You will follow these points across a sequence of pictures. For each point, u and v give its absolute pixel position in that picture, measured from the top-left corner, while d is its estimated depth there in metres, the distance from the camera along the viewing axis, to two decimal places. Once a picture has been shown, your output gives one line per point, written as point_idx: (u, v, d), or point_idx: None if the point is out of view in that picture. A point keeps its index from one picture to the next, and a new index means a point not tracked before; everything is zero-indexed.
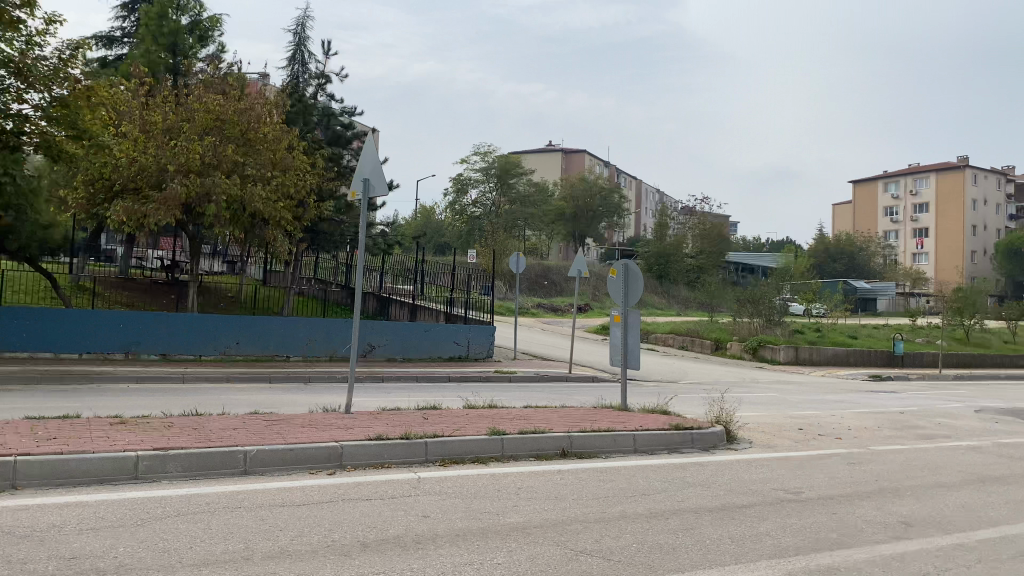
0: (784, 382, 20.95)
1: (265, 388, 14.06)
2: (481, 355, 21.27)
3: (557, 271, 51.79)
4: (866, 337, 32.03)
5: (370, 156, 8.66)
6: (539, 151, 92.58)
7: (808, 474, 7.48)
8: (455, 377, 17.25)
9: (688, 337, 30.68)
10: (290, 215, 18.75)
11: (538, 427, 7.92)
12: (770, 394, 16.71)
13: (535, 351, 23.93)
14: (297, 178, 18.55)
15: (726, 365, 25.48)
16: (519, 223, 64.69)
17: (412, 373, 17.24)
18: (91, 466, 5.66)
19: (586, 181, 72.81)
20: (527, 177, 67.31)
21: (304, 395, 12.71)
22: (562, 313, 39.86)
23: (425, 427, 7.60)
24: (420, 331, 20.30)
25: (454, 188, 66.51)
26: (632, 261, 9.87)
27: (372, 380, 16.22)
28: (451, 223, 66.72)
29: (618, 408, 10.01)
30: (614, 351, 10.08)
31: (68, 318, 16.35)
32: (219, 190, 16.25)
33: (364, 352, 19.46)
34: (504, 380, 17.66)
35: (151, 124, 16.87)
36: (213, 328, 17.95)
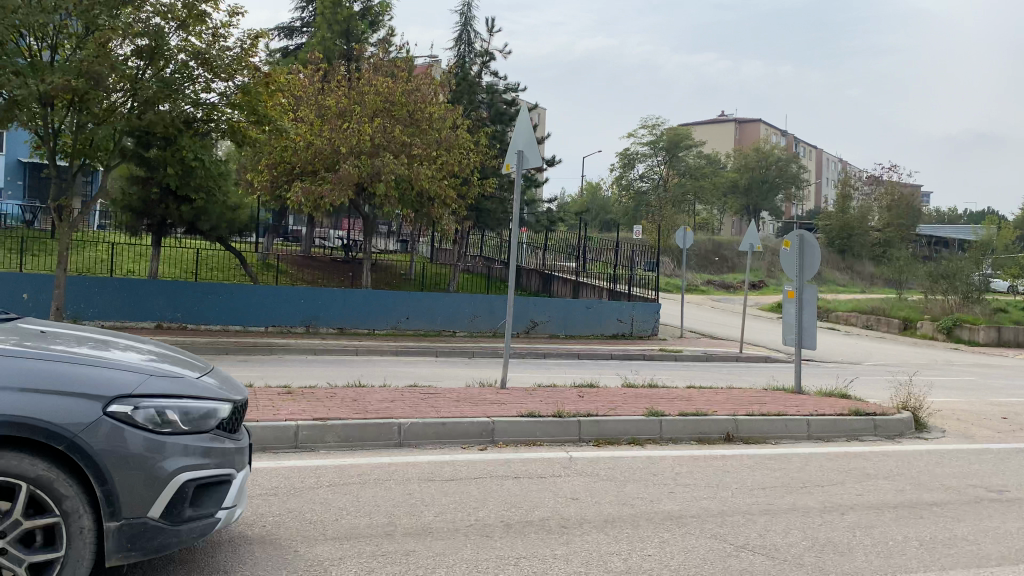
0: (984, 365, 19.00)
1: (431, 363, 14.38)
2: (645, 332, 20.80)
3: (728, 246, 49.96)
4: None
5: (525, 127, 8.47)
6: (710, 122, 89.51)
7: (1013, 471, 6.59)
8: (619, 355, 16.91)
9: (872, 316, 28.60)
10: (455, 193, 19.00)
11: (699, 409, 7.48)
12: (968, 379, 15.16)
13: (704, 329, 23.10)
14: (462, 157, 18.76)
15: (915, 346, 23.50)
16: (688, 197, 62.92)
17: (575, 350, 17.06)
18: (255, 434, 5.86)
19: (760, 152, 69.60)
20: (696, 150, 65.29)
21: (467, 369, 12.86)
22: (734, 290, 38.41)
23: (581, 405, 7.36)
24: (583, 309, 20.10)
25: (621, 163, 65.63)
26: (807, 232, 9.13)
27: (534, 357, 16.21)
28: (618, 199, 65.97)
29: (790, 390, 9.32)
30: (787, 328, 9.39)
31: (254, 293, 17.48)
32: (388, 169, 16.61)
33: (528, 329, 19.57)
34: (669, 359, 17.13)
35: (325, 108, 17.59)
36: (384, 304, 18.58)
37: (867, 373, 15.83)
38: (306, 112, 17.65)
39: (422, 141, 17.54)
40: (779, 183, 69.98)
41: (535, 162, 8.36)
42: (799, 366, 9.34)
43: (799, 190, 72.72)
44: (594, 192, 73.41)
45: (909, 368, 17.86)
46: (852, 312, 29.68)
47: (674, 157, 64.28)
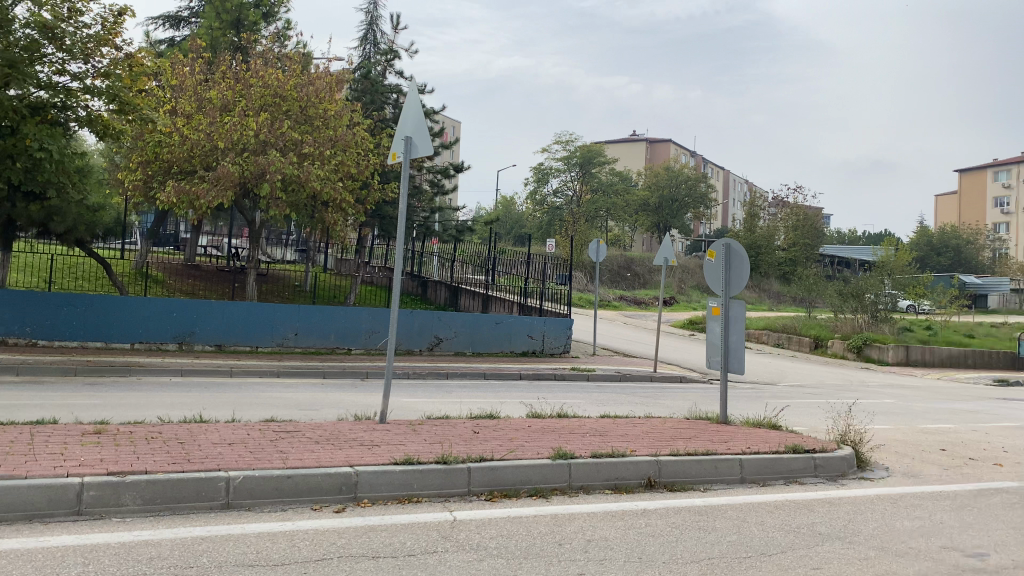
0: (898, 386, 18.58)
1: (318, 385, 12.81)
2: (556, 351, 19.62)
3: (640, 263, 49.74)
4: (985, 338, 29.01)
5: (412, 108, 7.06)
6: (622, 139, 90.07)
7: (983, 522, 5.53)
8: (528, 375, 15.66)
9: (784, 334, 28.30)
10: (352, 197, 17.48)
11: (615, 447, 6.22)
12: (888, 401, 14.53)
13: (617, 347, 22.10)
14: (360, 159, 17.29)
15: (828, 365, 23.12)
16: (601, 213, 62.69)
17: (480, 369, 15.73)
18: (19, 497, 4.28)
19: (671, 171, 70.12)
20: (609, 166, 65.29)
21: (355, 394, 11.34)
22: (645, 306, 37.90)
23: (475, 445, 6.00)
24: (491, 325, 18.80)
25: (535, 178, 64.97)
26: (734, 240, 8.04)
27: (435, 378, 14.77)
28: (531, 214, 65.24)
29: (715, 421, 8.15)
30: (711, 350, 8.23)
31: (119, 304, 15.46)
32: (274, 168, 14.96)
33: (430, 346, 18.11)
34: (581, 380, 15.99)
35: (204, 100, 15.82)
36: (271, 317, 16.84)
37: (787, 395, 15.03)
38: (183, 104, 15.85)
39: (315, 140, 16.00)
40: (689, 201, 70.61)
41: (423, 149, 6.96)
42: (725, 392, 8.15)
43: (708, 208, 73.64)
44: (507, 205, 72.55)
45: (827, 389, 17.25)
46: (764, 330, 29.35)
47: (588, 172, 64.24)
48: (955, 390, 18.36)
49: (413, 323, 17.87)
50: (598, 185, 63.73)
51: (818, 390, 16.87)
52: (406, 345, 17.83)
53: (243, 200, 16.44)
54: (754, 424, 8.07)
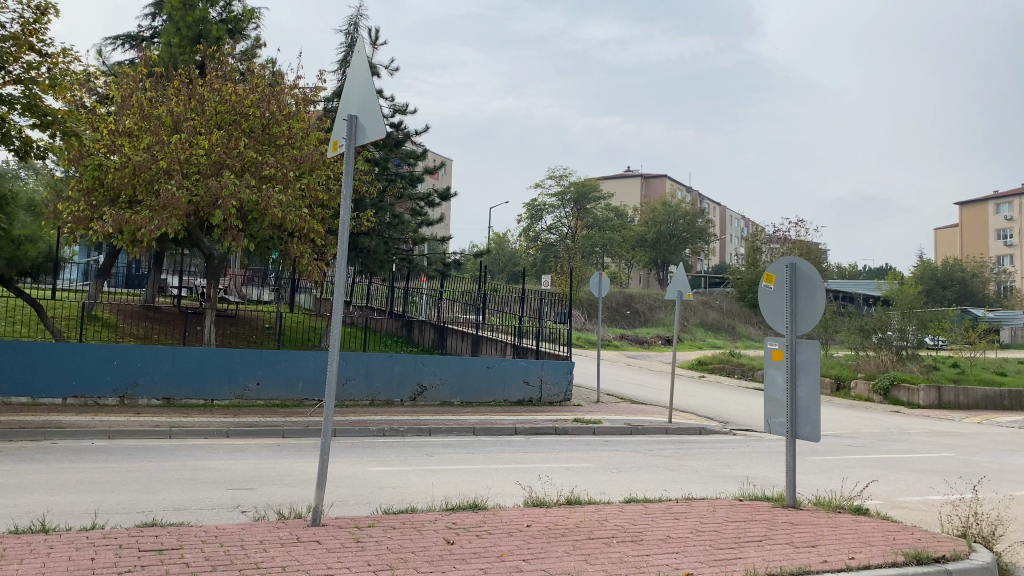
0: (942, 434, 16.40)
1: (271, 448, 10.60)
2: (555, 398, 17.45)
3: (641, 300, 47.90)
4: (1017, 377, 26.89)
5: (362, 75, 5.01)
6: (618, 176, 88.81)
7: None
8: (524, 429, 13.47)
9: None
10: (323, 227, 15.36)
11: (660, 568, 4.06)
12: (947, 456, 12.37)
13: (624, 393, 19.91)
14: (332, 181, 15.16)
15: (854, 409, 20.95)
16: (598, 249, 60.92)
17: (468, 423, 13.54)
18: None
19: (668, 206, 68.48)
20: (605, 201, 63.82)
21: (313, 463, 9.18)
22: (649, 345, 35.82)
23: (445, 573, 3.84)
24: (482, 371, 16.68)
25: (529, 214, 63.34)
26: (800, 261, 6.01)
27: (415, 435, 12.57)
28: (525, 251, 63.40)
29: (779, 505, 6.03)
30: (772, 407, 6.14)
31: (49, 352, 13.27)
32: (228, 192, 12.89)
33: (414, 396, 15.95)
34: (586, 434, 13.80)
35: (151, 117, 13.79)
36: (229, 366, 14.66)
37: (827, 449, 12.83)
38: (127, 122, 13.82)
39: (278, 160, 13.95)
40: (687, 238, 68.86)
41: (373, 130, 4.90)
42: (791, 468, 6.01)
43: (707, 244, 71.99)
44: (501, 242, 70.70)
45: (866, 438, 15.08)
46: None
47: (583, 209, 62.64)
48: (1008, 438, 16.20)
49: (393, 370, 15.74)
50: (594, 221, 62.08)
51: (856, 440, 14.71)
52: (386, 395, 15.67)
53: (197, 230, 14.38)
54: (833, 509, 5.94)
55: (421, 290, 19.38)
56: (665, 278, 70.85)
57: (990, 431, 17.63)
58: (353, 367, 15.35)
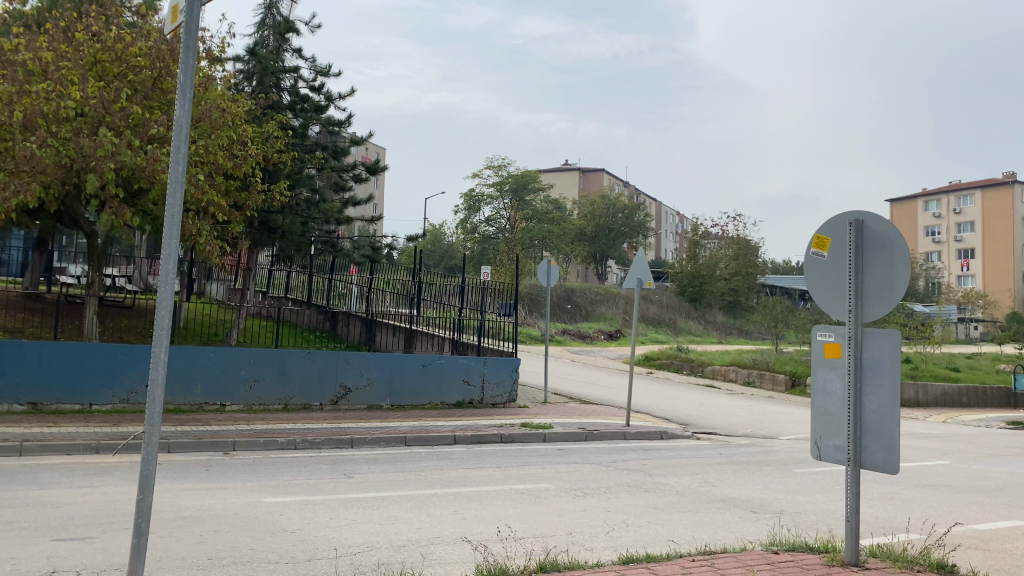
0: (918, 436, 15.15)
1: (147, 469, 8.44)
2: (498, 399, 15.57)
3: (580, 293, 46.28)
4: (969, 372, 26.28)
5: None
6: (555, 168, 87.37)
7: None
8: (465, 437, 11.56)
9: (755, 370, 24.60)
10: (227, 200, 13.01)
11: None
12: (944, 465, 10.94)
13: (572, 392, 18.15)
14: (238, 147, 12.96)
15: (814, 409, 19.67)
16: (536, 242, 59.22)
17: (400, 431, 11.59)
18: None
19: (607, 199, 67.31)
20: (543, 193, 62.33)
21: (194, 492, 7.09)
22: (593, 341, 34.25)
23: None
24: (416, 369, 14.67)
25: (466, 205, 61.32)
26: (863, 217, 4.24)
27: (335, 448, 10.57)
28: (461, 244, 61.31)
29: (835, 562, 4.27)
30: (825, 423, 4.38)
31: None
32: (102, 151, 10.59)
33: (335, 398, 13.88)
34: (535, 442, 11.98)
35: (12, 64, 11.41)
36: (112, 365, 12.30)
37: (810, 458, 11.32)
38: None
39: (171, 117, 11.76)
40: (625, 231, 67.82)
41: None
42: (855, 508, 4.23)
43: (645, 239, 71.12)
44: (437, 234, 68.41)
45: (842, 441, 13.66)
46: (731, 365, 25.41)
47: (522, 201, 61.00)
48: (985, 439, 15.05)
49: (311, 368, 13.64)
50: (533, 213, 60.44)
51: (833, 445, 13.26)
52: (303, 397, 13.60)
53: (75, 202, 12.11)
54: (909, 569, 4.25)
55: (350, 281, 17.06)
56: (603, 272, 69.70)
57: (962, 431, 16.50)
58: (263, 365, 13.27)
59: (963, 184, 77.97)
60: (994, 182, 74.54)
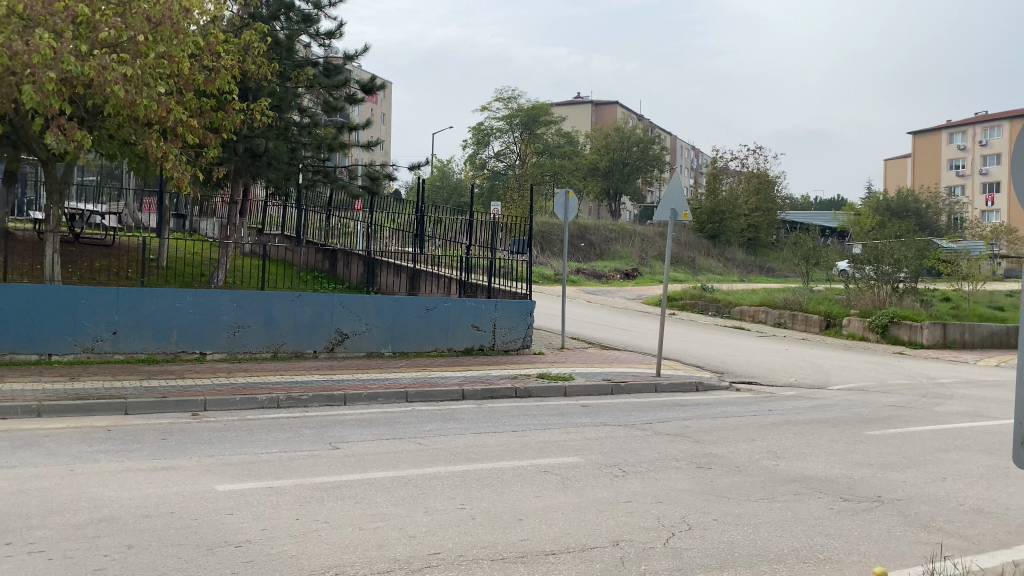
0: (980, 384, 13.56)
1: (88, 439, 6.94)
2: (511, 345, 14.06)
3: (595, 231, 44.57)
4: (1015, 311, 24.62)
5: None
6: (566, 102, 84.54)
7: None
8: (475, 392, 10.05)
9: (785, 311, 22.95)
10: (199, 119, 11.29)
11: None
12: None
13: (592, 337, 16.60)
14: (209, 57, 11.24)
15: (853, 353, 18.08)
16: (548, 177, 57.15)
17: (400, 385, 10.08)
18: None
19: (621, 132, 64.83)
20: (555, 126, 60.03)
21: (130, 476, 5.57)
22: (610, 280, 32.64)
23: None
24: (420, 313, 13.12)
25: (475, 139, 59.09)
26: None
27: (324, 406, 9.08)
28: (470, 181, 59.35)
29: None
30: None
31: None
32: (36, 55, 8.88)
33: (330, 346, 12.37)
34: (555, 396, 10.49)
35: None
36: (72, 310, 10.72)
37: (875, 415, 9.76)
38: None
39: (125, 18, 9.98)
40: (640, 166, 65.49)
41: None
42: None
43: (660, 173, 68.84)
44: (445, 171, 66.35)
45: (900, 392, 12.08)
46: (760, 305, 23.79)
47: (533, 134, 58.74)
48: None
49: (302, 313, 12.10)
50: (544, 147, 58.66)
51: (891, 396, 11.67)
52: (293, 345, 12.10)
53: (22, 118, 10.47)
54: None
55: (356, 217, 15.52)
56: (617, 209, 67.68)
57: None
58: (247, 310, 11.74)
59: (990, 115, 75.00)
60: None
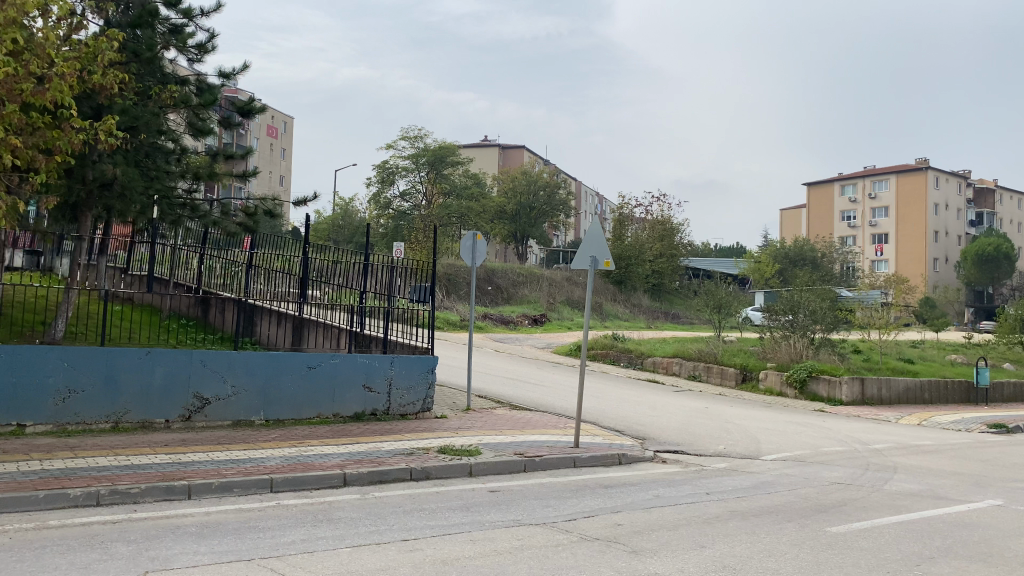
0: (916, 450, 12.56)
1: None
2: (408, 409, 12.29)
3: (502, 274, 43.34)
4: (924, 363, 24.38)
5: None
6: (474, 145, 83.78)
7: None
8: (360, 477, 8.23)
9: (700, 363, 21.94)
10: (23, 138, 9.24)
11: None
12: (1001, 507, 8.21)
13: (500, 395, 14.95)
14: (38, 62, 9.22)
15: (775, 411, 17.04)
16: (455, 219, 55.74)
17: (265, 469, 8.16)
18: None
19: (529, 175, 64.23)
20: (462, 167, 58.90)
21: None
22: (518, 328, 31.17)
23: None
24: (300, 373, 11.22)
25: (378, 177, 57.19)
26: None
27: (160, 502, 7.11)
28: (374, 220, 57.26)
29: None
30: None
31: None
32: None
33: (188, 414, 10.34)
34: (457, 478, 8.76)
35: None
36: None
37: (828, 500, 8.42)
38: None
39: None
40: (547, 210, 64.92)
41: None
42: None
43: (565, 217, 68.56)
44: (348, 210, 63.99)
45: (839, 463, 10.90)
46: (674, 357, 22.69)
47: (439, 174, 57.33)
48: (992, 454, 12.60)
49: (151, 375, 10.06)
50: (451, 187, 57.31)
51: (832, 470, 10.45)
52: (140, 414, 10.01)
53: None
54: None
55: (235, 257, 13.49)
56: (524, 253, 66.77)
57: (954, 441, 14.09)
58: (82, 372, 9.60)
59: (879, 169, 78.33)
60: (909, 167, 75.15)
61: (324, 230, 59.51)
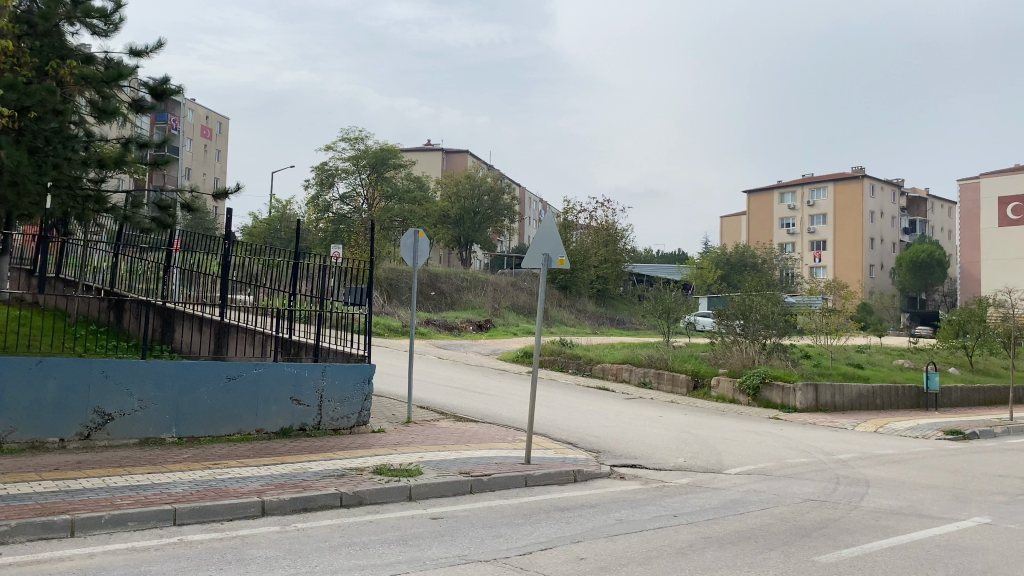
0: (882, 460, 11.94)
1: None
2: (340, 423, 11.18)
3: (445, 279, 42.27)
4: (872, 368, 24.13)
5: None
6: (417, 148, 82.48)
7: None
8: (281, 504, 7.14)
9: (651, 369, 21.22)
10: None
11: None
12: (992, 526, 7.51)
13: (443, 405, 13.91)
14: None
15: (730, 420, 16.35)
16: (397, 222, 54.44)
17: (168, 497, 7.00)
18: None
19: (472, 179, 63.24)
20: (404, 170, 57.59)
21: None
22: (462, 334, 30.11)
23: None
24: (218, 384, 10.03)
25: (317, 179, 55.47)
26: None
27: (33, 542, 5.92)
28: (312, 224, 55.48)
29: None
30: None
31: None
32: None
33: (86, 432, 9.07)
34: (394, 503, 7.72)
35: None
36: None
37: (807, 521, 7.61)
38: None
39: None
40: (491, 215, 63.99)
41: None
42: None
43: (510, 222, 67.74)
44: (287, 214, 62.04)
45: (808, 477, 10.16)
46: (624, 363, 21.94)
47: (381, 176, 55.98)
48: (958, 463, 12.05)
49: (42, 388, 8.77)
50: (393, 190, 55.97)
51: (802, 484, 9.69)
52: (29, 433, 8.72)
53: None
54: None
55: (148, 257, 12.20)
56: (467, 258, 65.70)
57: (916, 449, 13.56)
58: None
59: (817, 177, 79.56)
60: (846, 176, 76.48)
61: (261, 233, 57.51)
